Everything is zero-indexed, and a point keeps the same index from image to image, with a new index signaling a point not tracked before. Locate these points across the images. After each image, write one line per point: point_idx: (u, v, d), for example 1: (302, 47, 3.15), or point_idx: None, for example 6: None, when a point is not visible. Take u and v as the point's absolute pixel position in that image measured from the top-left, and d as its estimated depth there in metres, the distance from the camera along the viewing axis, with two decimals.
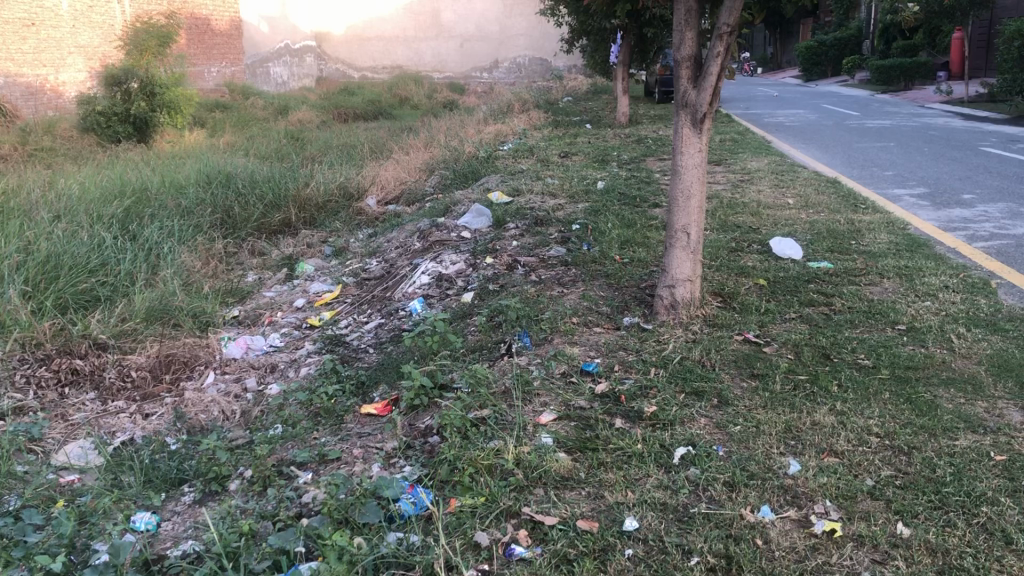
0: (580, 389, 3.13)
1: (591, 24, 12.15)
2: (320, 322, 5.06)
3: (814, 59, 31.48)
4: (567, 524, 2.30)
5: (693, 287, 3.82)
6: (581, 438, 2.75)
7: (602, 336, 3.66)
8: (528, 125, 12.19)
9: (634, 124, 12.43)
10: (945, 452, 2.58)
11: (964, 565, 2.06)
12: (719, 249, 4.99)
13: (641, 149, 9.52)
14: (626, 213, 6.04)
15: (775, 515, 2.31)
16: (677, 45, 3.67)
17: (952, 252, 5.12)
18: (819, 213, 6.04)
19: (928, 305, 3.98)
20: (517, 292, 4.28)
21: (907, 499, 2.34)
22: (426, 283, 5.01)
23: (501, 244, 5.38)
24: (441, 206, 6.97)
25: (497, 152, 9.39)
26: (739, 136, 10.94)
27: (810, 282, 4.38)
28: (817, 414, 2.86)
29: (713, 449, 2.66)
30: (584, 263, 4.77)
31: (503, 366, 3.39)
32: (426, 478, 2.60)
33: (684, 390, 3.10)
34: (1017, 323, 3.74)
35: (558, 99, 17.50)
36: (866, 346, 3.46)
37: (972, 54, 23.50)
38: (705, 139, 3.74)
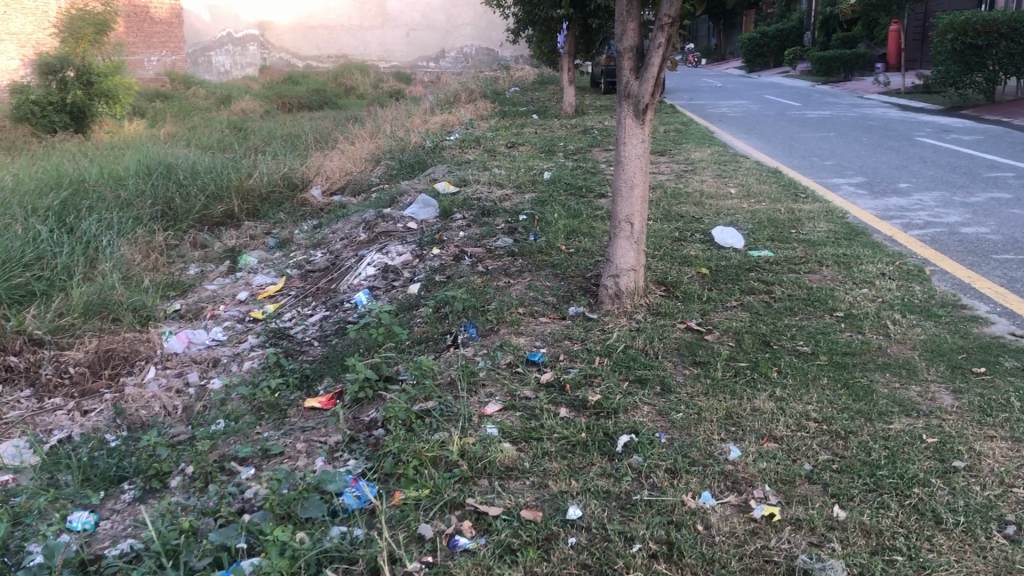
0: (525, 378, 3.14)
1: (536, 14, 12.15)
2: (263, 315, 4.99)
3: (757, 51, 31.88)
4: (511, 515, 2.30)
5: (637, 277, 3.86)
6: (526, 428, 2.76)
7: (547, 326, 3.68)
8: (475, 115, 12.16)
9: (581, 114, 12.50)
10: (880, 435, 2.64)
11: (897, 546, 2.12)
12: (663, 238, 5.04)
13: (586, 139, 9.57)
14: (572, 203, 6.07)
15: (715, 501, 2.35)
16: (619, 36, 3.69)
17: (889, 240, 5.23)
18: (761, 202, 6.13)
19: (865, 293, 4.06)
20: (464, 283, 4.27)
21: (843, 483, 2.40)
22: (372, 275, 4.97)
23: (448, 235, 5.35)
24: (387, 197, 6.90)
25: (444, 142, 9.34)
26: (683, 126, 11.06)
27: (750, 270, 4.44)
28: (757, 400, 2.91)
29: (656, 436, 2.69)
30: (531, 254, 4.77)
31: (448, 357, 3.38)
32: (370, 471, 2.59)
33: (628, 377, 3.13)
34: (949, 309, 3.85)
35: (505, 90, 17.45)
36: (805, 333, 3.53)
37: (908, 47, 24.03)
38: (648, 129, 3.76)
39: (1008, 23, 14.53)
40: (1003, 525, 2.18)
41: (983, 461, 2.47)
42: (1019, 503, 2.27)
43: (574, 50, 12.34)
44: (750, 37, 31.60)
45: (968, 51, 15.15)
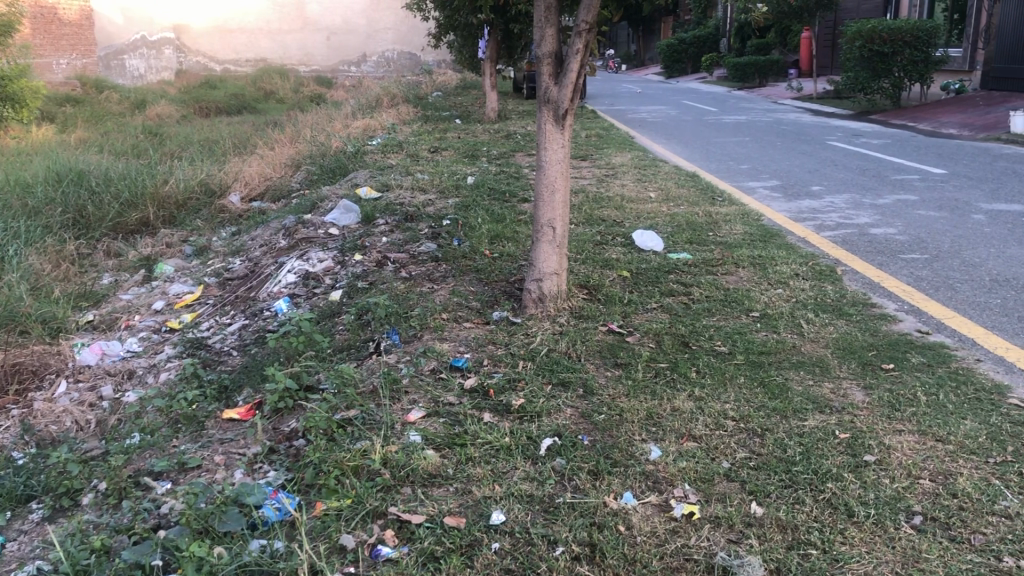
0: (449, 385, 3.12)
1: (457, 19, 12.14)
2: (180, 324, 4.87)
3: (676, 57, 32.38)
4: (434, 522, 2.29)
5: (560, 280, 3.88)
6: (449, 434, 2.74)
7: (471, 331, 3.67)
8: (397, 120, 12.07)
9: (503, 119, 12.53)
10: (795, 432, 2.71)
11: (811, 540, 2.17)
12: (585, 242, 5.08)
13: (509, 144, 9.60)
14: (495, 208, 6.08)
15: (637, 501, 2.37)
16: (537, 42, 3.71)
17: (802, 241, 5.39)
18: (679, 206, 6.23)
19: (780, 293, 4.17)
20: (387, 289, 4.23)
21: (760, 480, 2.45)
22: (292, 282, 4.89)
23: (371, 240, 5.30)
24: (307, 202, 6.79)
25: (366, 147, 9.22)
26: (604, 132, 11.19)
27: (670, 273, 4.51)
28: (676, 400, 2.95)
29: (578, 438, 2.72)
30: (454, 259, 4.76)
31: (370, 365, 3.34)
32: (290, 483, 2.54)
33: (551, 381, 3.14)
34: (860, 307, 3.97)
35: (428, 94, 17.39)
36: (722, 333, 3.60)
37: (819, 53, 24.77)
38: (567, 134, 3.79)
39: (911, 31, 15.15)
40: (910, 516, 2.26)
41: (891, 455, 2.55)
42: (925, 494, 2.35)
43: (495, 55, 12.37)
44: (668, 44, 32.19)
45: (875, 58, 15.66)
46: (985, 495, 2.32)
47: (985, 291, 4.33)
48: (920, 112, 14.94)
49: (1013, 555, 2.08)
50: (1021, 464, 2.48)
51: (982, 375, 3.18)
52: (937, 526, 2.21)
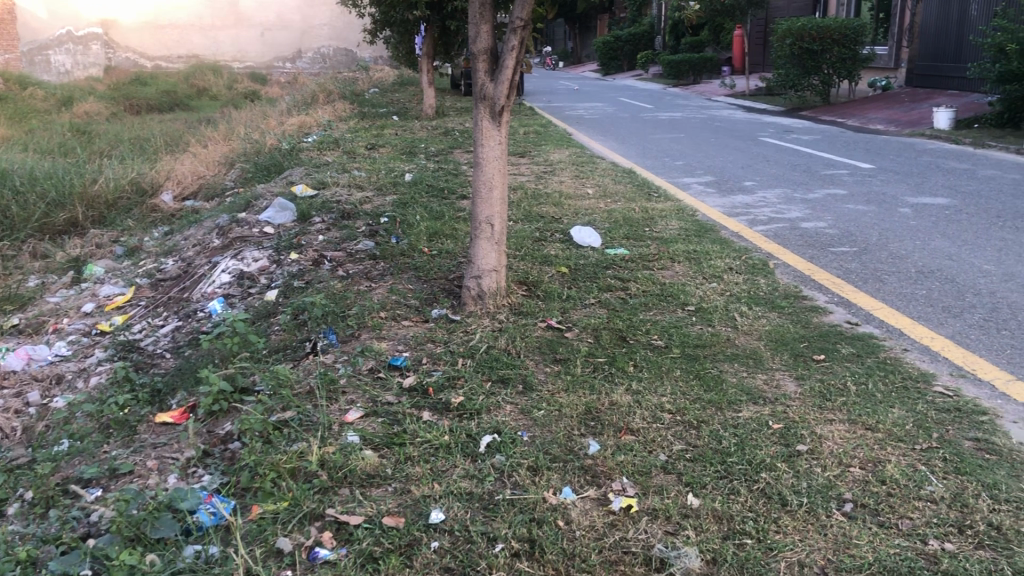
0: (387, 384, 3.09)
1: (393, 16, 12.06)
2: (111, 327, 4.74)
3: (611, 54, 32.63)
4: (373, 522, 2.26)
5: (499, 277, 3.88)
6: (388, 434, 2.72)
7: (410, 329, 3.64)
8: (333, 117, 11.93)
9: (441, 116, 12.48)
10: (730, 423, 2.75)
11: (746, 529, 2.21)
12: (523, 239, 5.09)
13: (448, 141, 9.57)
14: (433, 205, 6.04)
15: (575, 496, 2.38)
16: (472, 38, 3.69)
17: (735, 236, 5.49)
18: (616, 202, 6.28)
19: (714, 287, 4.23)
20: (323, 288, 4.18)
21: (696, 471, 2.48)
22: (227, 282, 4.80)
23: (307, 239, 5.23)
24: (241, 201, 6.66)
25: (301, 144, 9.10)
26: (542, 128, 11.19)
27: (607, 268, 4.55)
28: (614, 394, 2.98)
29: (517, 434, 2.72)
30: (392, 257, 4.72)
31: (307, 365, 3.29)
32: (225, 487, 2.49)
33: (490, 377, 3.14)
34: (792, 299, 4.06)
35: (365, 91, 17.27)
36: (659, 327, 3.64)
37: (751, 51, 25.22)
38: (504, 131, 3.78)
39: (840, 29, 15.51)
40: (841, 503, 2.31)
41: (823, 444, 2.61)
42: (855, 482, 2.41)
43: (432, 52, 12.31)
44: (604, 41, 32.45)
45: (805, 56, 15.99)
46: (912, 480, 2.39)
47: (911, 281, 4.46)
48: (848, 109, 15.29)
49: (937, 538, 2.15)
50: (945, 450, 2.56)
51: (908, 364, 3.27)
52: (867, 512, 2.27)
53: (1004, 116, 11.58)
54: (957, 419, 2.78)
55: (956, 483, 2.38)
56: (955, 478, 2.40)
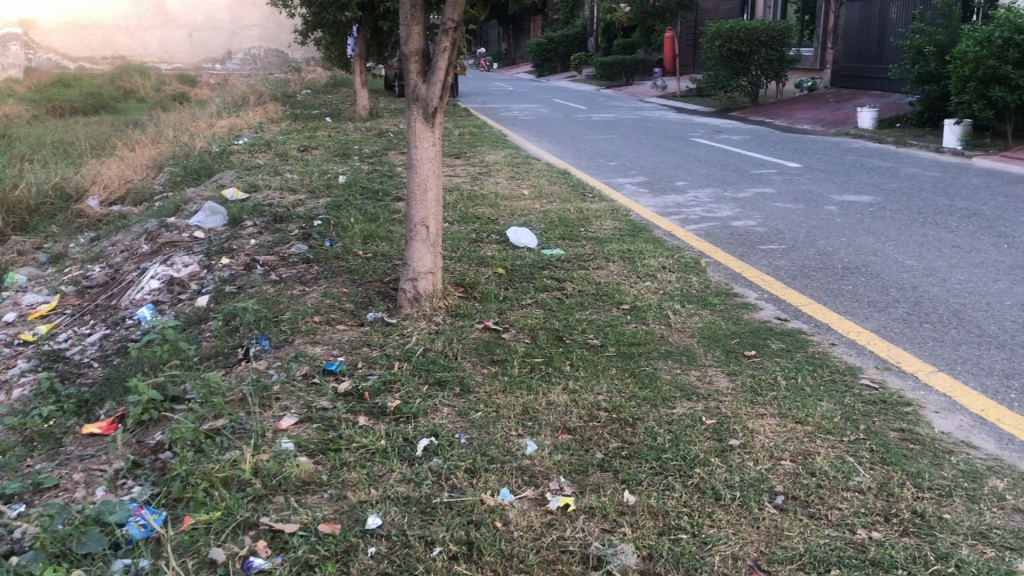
0: (322, 389, 3.05)
1: (323, 18, 11.93)
2: (34, 336, 4.60)
3: (545, 55, 32.78)
4: (308, 530, 2.24)
5: (436, 279, 3.87)
6: (323, 440, 2.69)
7: (345, 333, 3.60)
8: (264, 118, 11.75)
9: (374, 117, 12.39)
10: (664, 420, 2.79)
11: (681, 524, 2.23)
12: (460, 240, 5.08)
13: (381, 142, 9.49)
14: (367, 207, 6.00)
15: (513, 497, 2.39)
16: (404, 40, 3.67)
17: (668, 235, 5.55)
18: (551, 203, 6.30)
19: (648, 285, 4.28)
20: (256, 293, 4.12)
21: (632, 469, 2.51)
22: (156, 288, 4.69)
23: (239, 243, 5.13)
24: (170, 205, 6.52)
25: (231, 146, 8.93)
26: (476, 130, 11.18)
27: (544, 268, 4.57)
28: (551, 394, 2.99)
29: (455, 437, 2.71)
30: (326, 260, 4.67)
31: (240, 372, 3.24)
32: (156, 498, 2.42)
33: (427, 381, 3.12)
34: (723, 297, 4.12)
35: (297, 93, 17.02)
36: (594, 326, 3.67)
37: (682, 52, 25.58)
38: (437, 133, 3.77)
39: (767, 31, 15.84)
40: (773, 496, 2.36)
41: (755, 438, 2.66)
42: (786, 474, 2.46)
43: (365, 53, 12.20)
44: (538, 42, 32.57)
45: (734, 57, 16.29)
46: (841, 472, 2.45)
47: (838, 277, 4.57)
48: (776, 109, 15.63)
49: (865, 527, 2.21)
50: (871, 441, 2.63)
51: (835, 358, 3.36)
52: (798, 504, 2.32)
53: (924, 116, 11.95)
54: (883, 410, 2.86)
55: (882, 473, 2.44)
56: (881, 468, 2.47)
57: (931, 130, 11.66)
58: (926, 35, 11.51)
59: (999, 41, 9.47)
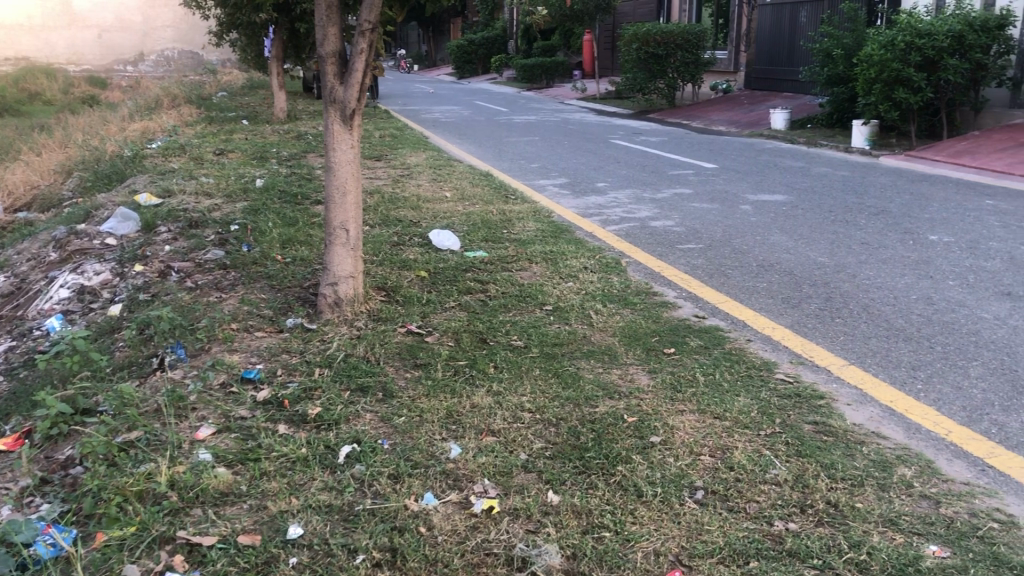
0: (240, 398, 2.99)
1: (239, 18, 11.67)
2: None
3: (466, 57, 32.74)
4: (227, 542, 2.18)
5: (356, 283, 3.83)
6: (242, 450, 2.63)
7: (263, 340, 3.53)
8: (179, 122, 11.45)
9: (293, 120, 12.19)
10: (587, 419, 2.81)
11: (604, 523, 2.25)
12: (381, 243, 5.03)
13: (300, 145, 9.36)
14: (287, 211, 5.91)
15: (437, 501, 2.37)
16: (320, 41, 3.62)
17: (590, 236, 5.61)
18: (474, 205, 6.30)
19: (571, 286, 4.31)
20: (170, 301, 4.01)
21: (556, 468, 2.52)
22: (66, 298, 4.54)
23: (153, 250, 4.99)
24: (80, 211, 6.29)
25: (144, 150, 8.66)
26: (397, 132, 11.10)
27: (467, 270, 4.57)
28: (475, 396, 2.99)
29: (378, 443, 2.68)
30: (244, 266, 4.58)
31: (154, 382, 3.14)
32: (67, 515, 2.33)
33: (349, 387, 3.08)
34: (643, 296, 4.18)
35: (212, 94, 16.62)
36: (518, 328, 3.68)
37: (601, 54, 25.86)
38: (356, 135, 3.73)
39: (682, 34, 16.13)
40: (694, 491, 2.40)
41: (675, 434, 2.70)
42: (706, 469, 2.50)
43: (282, 54, 11.99)
44: (458, 44, 32.52)
45: (651, 60, 16.53)
46: (758, 465, 2.51)
47: (753, 275, 4.69)
48: (693, 111, 15.94)
49: (782, 519, 2.26)
50: (787, 434, 2.70)
51: (752, 354, 3.43)
52: (717, 498, 2.36)
53: (833, 117, 12.31)
54: (797, 404, 2.94)
55: (798, 466, 2.50)
56: (797, 461, 2.53)
57: (841, 131, 12.03)
58: (834, 38, 11.88)
59: (902, 45, 9.83)
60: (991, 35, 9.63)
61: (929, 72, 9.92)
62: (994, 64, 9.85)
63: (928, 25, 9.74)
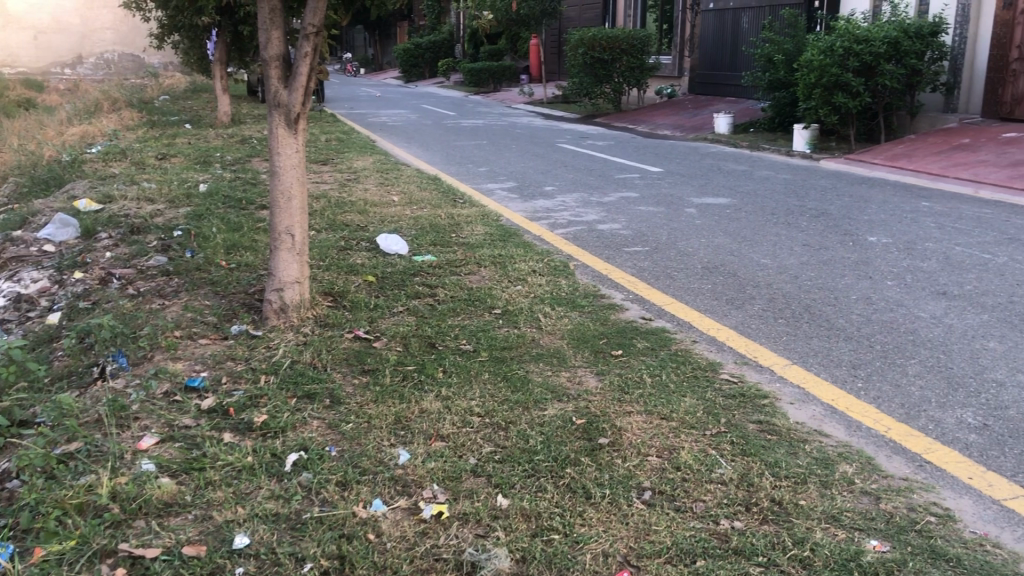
0: (184, 406, 2.94)
1: (181, 20, 11.49)
2: None
3: (412, 61, 32.65)
4: (171, 554, 2.14)
5: (302, 289, 3.79)
6: (186, 459, 2.59)
7: (207, 348, 3.48)
8: (119, 126, 11.22)
9: (237, 124, 12.03)
10: (536, 422, 2.82)
11: (553, 525, 2.26)
12: (328, 248, 4.99)
13: (245, 149, 9.22)
14: (231, 216, 5.82)
15: (386, 508, 2.36)
16: (263, 44, 3.58)
17: (538, 239, 5.63)
18: (422, 209, 6.28)
19: (519, 289, 4.32)
20: (111, 309, 3.93)
21: (505, 472, 2.52)
22: (2, 306, 4.42)
23: (93, 256, 4.88)
24: (16, 217, 6.12)
25: (83, 155, 8.45)
26: (344, 136, 11.01)
27: (415, 275, 4.55)
28: (424, 401, 2.98)
29: (326, 450, 2.66)
30: (187, 272, 4.50)
31: (95, 391, 3.07)
32: (3, 531, 2.27)
33: (296, 394, 3.05)
34: (591, 299, 4.21)
35: (153, 98, 16.31)
36: (467, 332, 3.68)
37: (547, 59, 25.99)
38: (301, 139, 3.70)
39: (627, 39, 16.29)
40: (641, 492, 2.42)
41: (623, 435, 2.73)
42: (653, 470, 2.53)
43: (225, 57, 11.84)
44: (405, 48, 32.41)
45: (597, 65, 16.66)
46: (704, 465, 2.54)
47: (699, 277, 4.75)
48: (639, 115, 16.10)
49: (728, 517, 2.29)
50: (732, 433, 2.74)
51: (697, 354, 3.48)
52: (664, 498, 2.39)
53: (777, 120, 12.43)
54: (742, 404, 2.98)
55: (743, 464, 2.54)
56: (742, 460, 2.57)
57: (782, 134, 12.25)
58: (775, 44, 12.11)
59: (840, 51, 10.06)
60: (925, 40, 9.89)
61: (867, 77, 10.15)
62: (929, 69, 10.12)
63: (864, 31, 9.99)
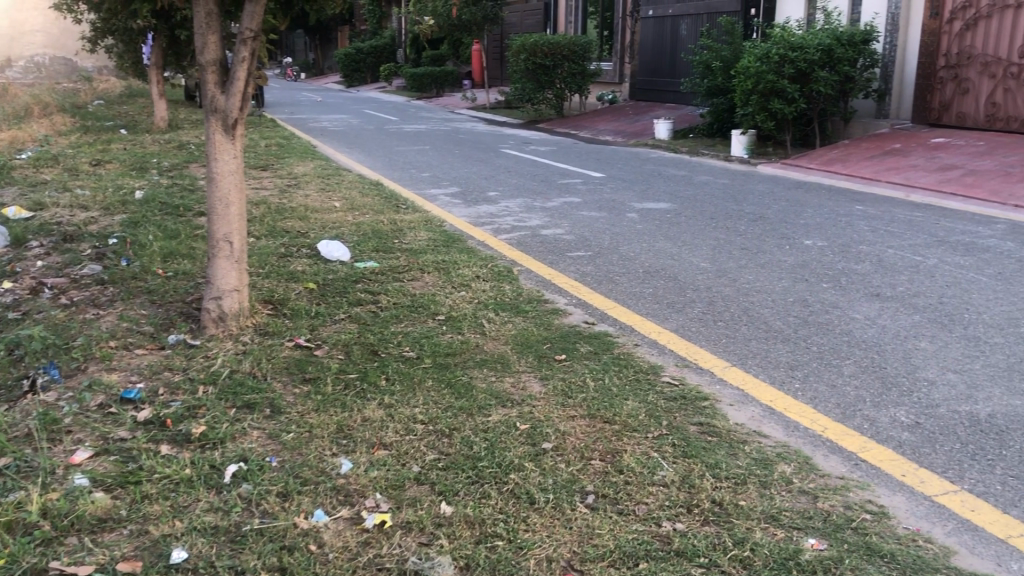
0: (119, 419, 2.87)
1: (114, 23, 11.24)
2: None
3: (354, 66, 32.42)
4: (105, 570, 2.09)
5: (241, 297, 3.73)
6: (121, 473, 2.52)
7: (143, 358, 3.40)
8: (51, 131, 10.93)
9: (175, 129, 11.81)
10: (480, 428, 2.81)
11: (497, 532, 2.26)
12: (268, 255, 4.92)
13: (182, 155, 9.05)
14: (168, 224, 5.71)
15: (328, 518, 2.33)
16: (199, 49, 3.52)
17: (482, 245, 5.63)
18: (363, 215, 6.23)
19: (463, 295, 4.32)
20: (43, 319, 3.82)
21: (449, 479, 2.51)
22: None
23: (23, 266, 4.74)
24: None
25: (12, 161, 8.20)
26: (284, 141, 10.88)
27: (357, 282, 4.51)
28: (366, 410, 2.95)
29: (266, 460, 2.62)
30: (123, 281, 4.40)
31: (25, 404, 2.98)
32: None
33: (235, 404, 3.00)
34: (535, 303, 4.22)
35: (87, 103, 15.93)
36: (410, 338, 3.65)
37: (489, 64, 26.02)
38: (238, 144, 3.64)
39: (569, 46, 16.40)
40: (584, 496, 2.43)
41: (566, 440, 2.73)
42: (596, 473, 2.54)
43: (162, 61, 11.62)
44: (347, 53, 32.17)
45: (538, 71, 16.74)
46: (646, 467, 2.56)
47: (641, 281, 4.79)
48: (581, 121, 16.21)
49: (669, 519, 2.32)
50: (673, 436, 2.77)
51: (639, 358, 3.51)
52: (607, 502, 2.40)
53: (713, 126, 12.68)
54: (683, 406, 3.02)
55: (684, 466, 2.57)
56: (683, 462, 2.60)
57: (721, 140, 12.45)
58: (712, 51, 12.30)
59: (776, 58, 10.25)
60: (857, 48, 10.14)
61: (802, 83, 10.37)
62: (861, 76, 10.41)
63: (799, 38, 10.21)
